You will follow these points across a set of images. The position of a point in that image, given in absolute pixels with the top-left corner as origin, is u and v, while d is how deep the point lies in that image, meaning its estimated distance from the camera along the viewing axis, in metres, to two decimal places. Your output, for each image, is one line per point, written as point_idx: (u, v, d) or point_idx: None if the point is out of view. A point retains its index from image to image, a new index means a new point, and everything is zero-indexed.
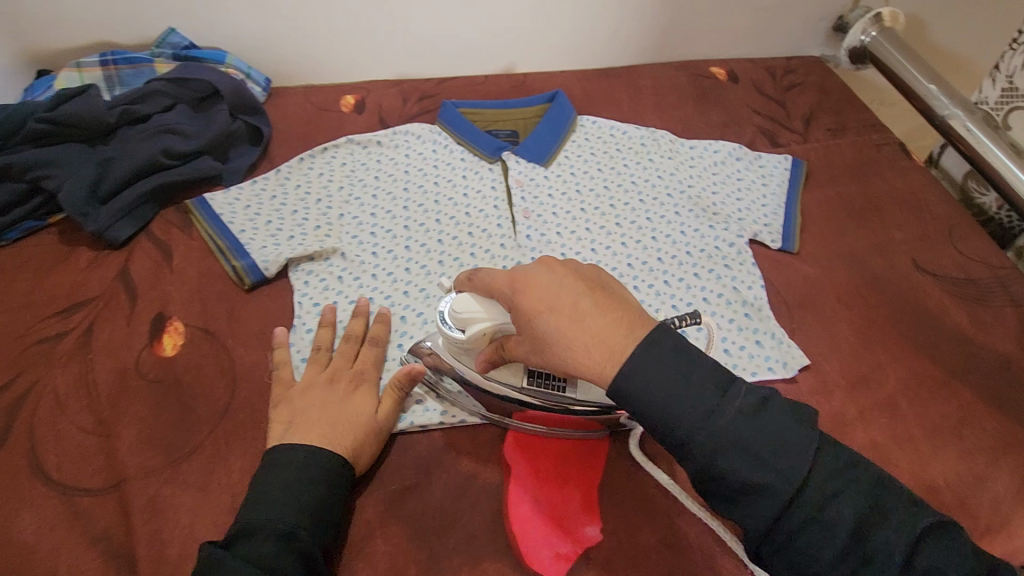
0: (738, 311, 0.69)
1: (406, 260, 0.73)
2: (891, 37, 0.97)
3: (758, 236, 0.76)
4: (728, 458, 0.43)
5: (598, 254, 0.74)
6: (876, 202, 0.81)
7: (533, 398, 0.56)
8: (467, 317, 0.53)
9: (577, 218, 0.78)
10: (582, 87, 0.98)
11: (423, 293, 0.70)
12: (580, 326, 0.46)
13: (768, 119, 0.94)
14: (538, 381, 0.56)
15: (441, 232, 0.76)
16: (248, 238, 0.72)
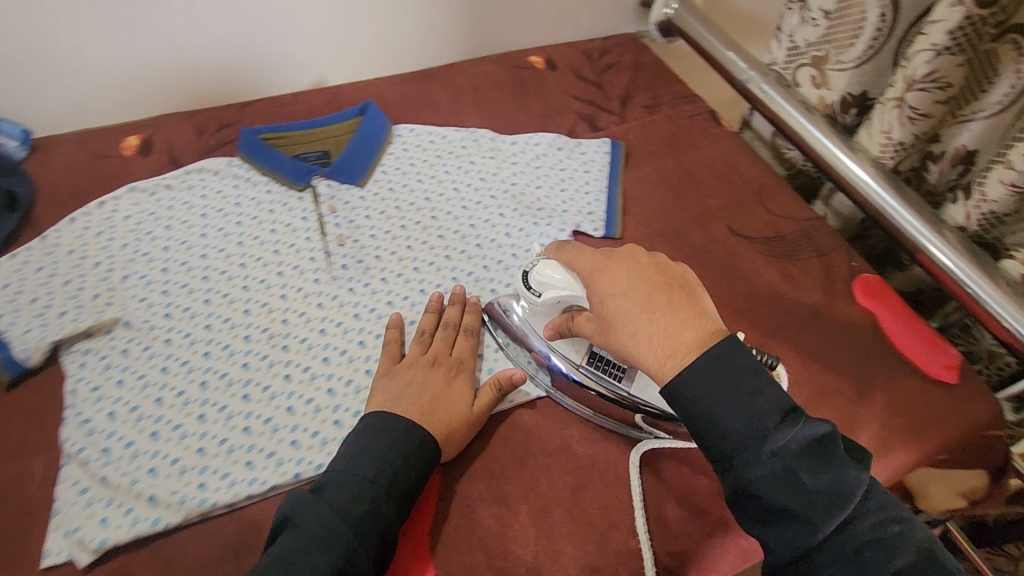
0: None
1: (205, 316, 0.65)
2: (690, 9, 0.99)
3: (581, 226, 0.76)
4: (769, 478, 0.46)
5: (421, 273, 0.70)
6: (692, 174, 0.84)
7: (589, 378, 0.60)
8: (549, 277, 0.60)
9: (398, 237, 0.74)
10: (398, 92, 0.93)
11: (227, 351, 0.62)
12: (648, 323, 0.51)
13: (587, 104, 0.94)
14: (596, 365, 0.60)
15: (245, 277, 0.69)
16: (5, 325, 0.62)
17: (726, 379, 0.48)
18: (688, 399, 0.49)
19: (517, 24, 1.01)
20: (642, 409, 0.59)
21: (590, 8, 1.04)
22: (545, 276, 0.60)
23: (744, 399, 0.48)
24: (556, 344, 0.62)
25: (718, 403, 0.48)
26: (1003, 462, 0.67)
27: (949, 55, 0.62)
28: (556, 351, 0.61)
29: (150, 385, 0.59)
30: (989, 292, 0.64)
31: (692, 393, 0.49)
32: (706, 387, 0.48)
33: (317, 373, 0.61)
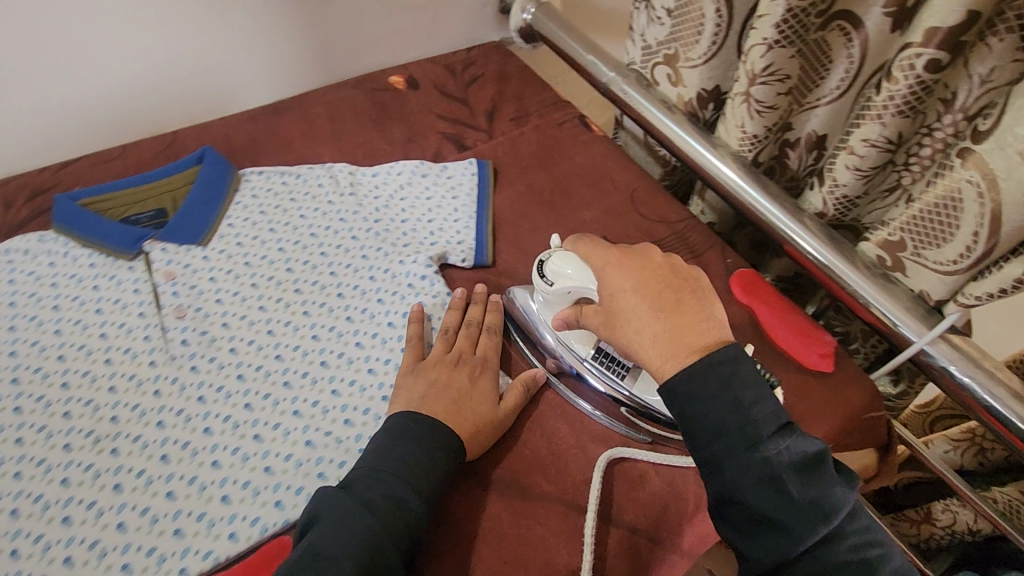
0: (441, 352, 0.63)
1: (15, 428, 0.56)
2: (548, 13, 0.97)
3: (449, 258, 0.72)
4: (755, 485, 0.45)
5: (276, 335, 0.64)
6: (564, 186, 0.81)
7: (592, 373, 0.61)
8: (561, 267, 0.60)
9: (247, 299, 0.67)
10: (245, 132, 0.85)
11: (42, 466, 0.54)
12: (656, 322, 0.51)
13: (453, 123, 0.89)
14: (600, 361, 0.61)
15: (63, 372, 0.60)
16: None
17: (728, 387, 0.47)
18: (687, 405, 0.48)
19: (370, 44, 0.94)
20: (641, 410, 0.60)
21: (446, 19, 0.99)
22: (557, 266, 0.61)
23: (744, 411, 0.46)
24: (566, 339, 0.62)
25: (716, 413, 0.47)
26: (884, 437, 0.69)
27: (781, 48, 0.62)
28: (564, 344, 0.62)
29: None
30: (852, 273, 0.64)
31: (690, 396, 0.47)
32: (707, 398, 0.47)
33: (154, 477, 0.54)
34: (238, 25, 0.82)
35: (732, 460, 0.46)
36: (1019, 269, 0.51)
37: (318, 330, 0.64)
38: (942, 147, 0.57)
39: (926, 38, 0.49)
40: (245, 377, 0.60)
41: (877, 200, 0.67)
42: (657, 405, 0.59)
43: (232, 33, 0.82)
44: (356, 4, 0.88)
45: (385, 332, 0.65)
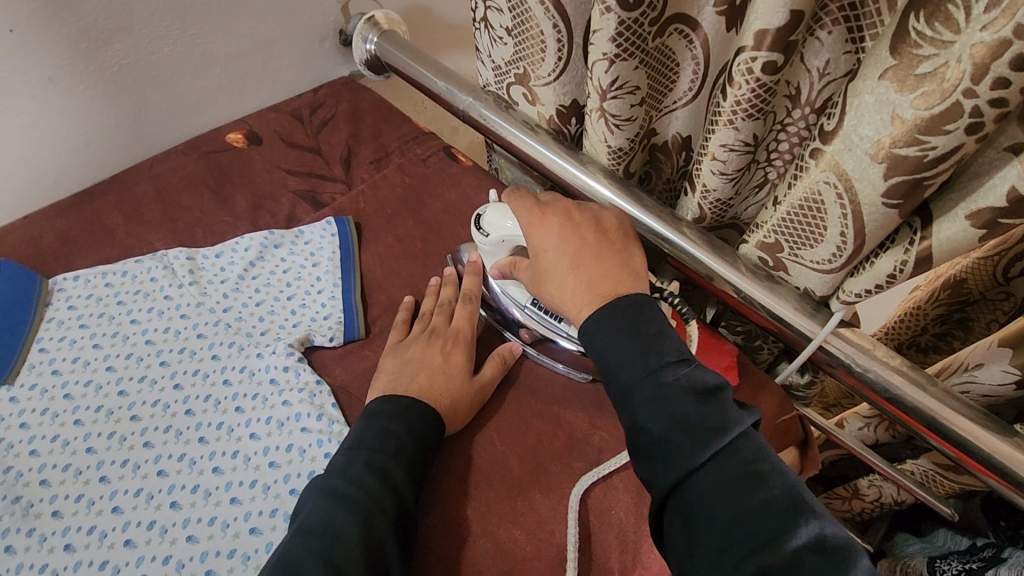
0: (315, 456, 0.55)
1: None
2: (391, 40, 0.89)
3: (314, 340, 0.63)
4: (655, 410, 0.46)
5: (112, 481, 0.53)
6: (435, 228, 0.74)
7: (531, 319, 0.61)
8: (498, 221, 0.60)
9: (70, 442, 0.55)
10: (55, 229, 0.73)
11: None
12: (574, 276, 0.54)
13: (305, 178, 0.80)
14: (538, 306, 0.61)
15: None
16: None
17: (634, 323, 0.50)
18: (597, 343, 0.51)
19: (195, 101, 0.83)
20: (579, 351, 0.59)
21: (280, 61, 0.89)
22: (494, 219, 0.60)
23: (648, 340, 0.49)
24: (507, 288, 0.63)
25: (619, 346, 0.49)
26: (801, 433, 0.67)
27: (623, 61, 0.58)
28: (505, 294, 0.63)
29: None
30: (738, 279, 0.61)
31: (598, 334, 0.51)
32: (613, 339, 0.50)
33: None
34: (16, 107, 0.69)
35: (640, 386, 0.48)
36: (890, 264, 0.49)
37: (165, 462, 0.54)
38: (798, 140, 0.55)
39: (758, 41, 0.46)
40: (72, 547, 0.50)
41: (749, 197, 0.65)
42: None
43: (12, 119, 0.69)
44: (164, 62, 0.77)
45: (247, 446, 0.56)
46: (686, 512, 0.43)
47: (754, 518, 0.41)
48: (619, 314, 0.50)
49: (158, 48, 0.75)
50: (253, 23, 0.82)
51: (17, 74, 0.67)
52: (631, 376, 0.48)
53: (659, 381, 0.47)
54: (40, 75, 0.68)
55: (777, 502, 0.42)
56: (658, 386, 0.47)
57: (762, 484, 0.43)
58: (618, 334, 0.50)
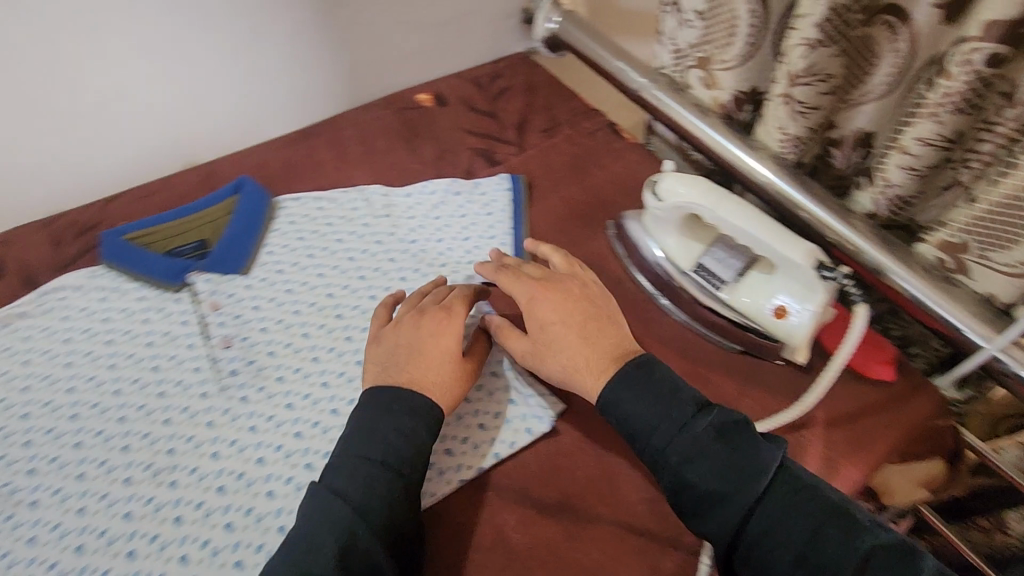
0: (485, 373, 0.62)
1: (76, 463, 0.57)
2: (573, 21, 0.96)
3: (487, 276, 0.71)
4: (694, 470, 0.50)
5: (322, 362, 0.64)
6: (598, 196, 0.80)
7: (690, 283, 0.65)
8: (673, 187, 0.62)
9: (291, 326, 0.67)
10: (280, 158, 0.87)
11: (105, 502, 0.55)
12: (583, 346, 0.59)
13: (483, 138, 0.88)
14: (699, 275, 0.65)
15: (120, 405, 0.61)
16: None
17: (650, 382, 0.55)
18: (622, 408, 0.54)
19: (396, 62, 0.94)
20: (734, 320, 0.63)
21: (470, 33, 0.98)
22: (671, 187, 0.63)
23: (672, 400, 0.53)
24: (668, 252, 0.67)
25: (648, 403, 0.54)
26: (951, 444, 0.66)
27: (823, 48, 0.61)
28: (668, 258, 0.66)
29: (18, 563, 0.52)
30: (912, 278, 0.61)
31: (621, 399, 0.55)
32: (642, 399, 0.54)
33: (212, 508, 0.55)
34: (268, 52, 0.83)
35: (674, 440, 0.52)
36: None
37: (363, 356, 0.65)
38: (1005, 142, 0.53)
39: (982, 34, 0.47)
40: (292, 407, 0.61)
41: (932, 198, 0.64)
42: (750, 315, 0.62)
43: (262, 61, 0.83)
44: (381, 24, 0.88)
45: None
46: (745, 551, 0.49)
47: (812, 541, 0.48)
48: (636, 372, 0.55)
49: (379, 10, 0.86)
50: None
51: (277, 25, 0.81)
52: (663, 438, 0.52)
53: (687, 430, 0.52)
54: (290, 25, 0.82)
55: (831, 527, 0.48)
56: (693, 435, 0.52)
57: (810, 502, 0.49)
58: (642, 396, 0.54)
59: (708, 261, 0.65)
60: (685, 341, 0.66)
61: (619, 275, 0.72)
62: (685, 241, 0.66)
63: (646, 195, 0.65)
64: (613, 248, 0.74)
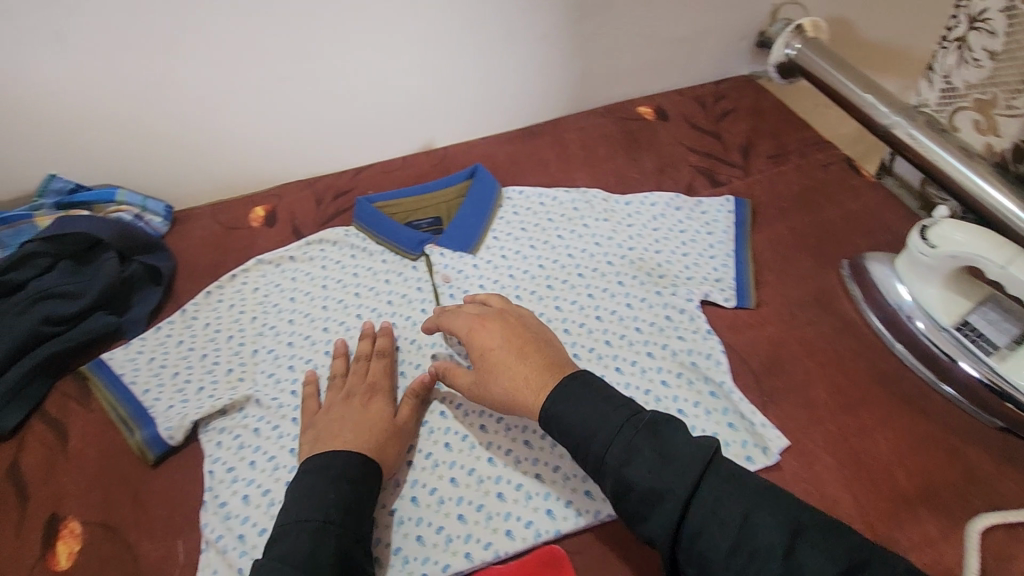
0: (700, 392, 0.61)
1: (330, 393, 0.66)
2: (817, 49, 0.92)
3: (709, 295, 0.69)
4: (633, 468, 0.48)
5: None
6: (831, 233, 0.75)
7: (949, 345, 0.60)
8: (947, 233, 0.58)
9: None
10: (506, 153, 0.93)
11: None
12: (522, 365, 0.58)
13: (705, 157, 0.87)
14: (961, 333, 0.60)
15: (366, 351, 0.69)
16: (153, 399, 0.65)
17: (597, 393, 0.53)
18: (566, 418, 0.52)
19: (625, 74, 0.96)
20: (995, 389, 0.57)
21: (702, 52, 0.98)
22: (947, 234, 0.58)
23: (612, 410, 0.51)
24: (924, 305, 0.62)
25: (593, 413, 0.52)
26: None
27: None
28: (923, 312, 0.62)
29: (282, 467, 0.60)
30: None
31: (565, 411, 0.53)
32: (574, 410, 0.52)
33: (439, 459, 0.62)
34: (516, 54, 0.88)
35: (614, 442, 0.49)
36: None
37: (579, 350, 0.66)
38: None
39: None
40: None
41: None
42: (1023, 388, 0.55)
43: (509, 62, 0.89)
44: (621, 36, 0.91)
45: (644, 361, 0.65)
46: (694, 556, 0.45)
47: (764, 544, 0.43)
48: (581, 397, 0.53)
49: (623, 23, 0.89)
50: (697, 14, 0.92)
51: (529, 31, 0.86)
52: (608, 438, 0.50)
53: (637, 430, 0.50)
54: (541, 32, 0.86)
55: (765, 512, 0.45)
56: (618, 434, 0.50)
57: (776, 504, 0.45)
58: (586, 405, 0.52)
59: (975, 321, 0.60)
60: (927, 401, 0.60)
61: (851, 318, 0.67)
62: (949, 295, 0.61)
63: (912, 239, 0.61)
64: (847, 289, 0.69)
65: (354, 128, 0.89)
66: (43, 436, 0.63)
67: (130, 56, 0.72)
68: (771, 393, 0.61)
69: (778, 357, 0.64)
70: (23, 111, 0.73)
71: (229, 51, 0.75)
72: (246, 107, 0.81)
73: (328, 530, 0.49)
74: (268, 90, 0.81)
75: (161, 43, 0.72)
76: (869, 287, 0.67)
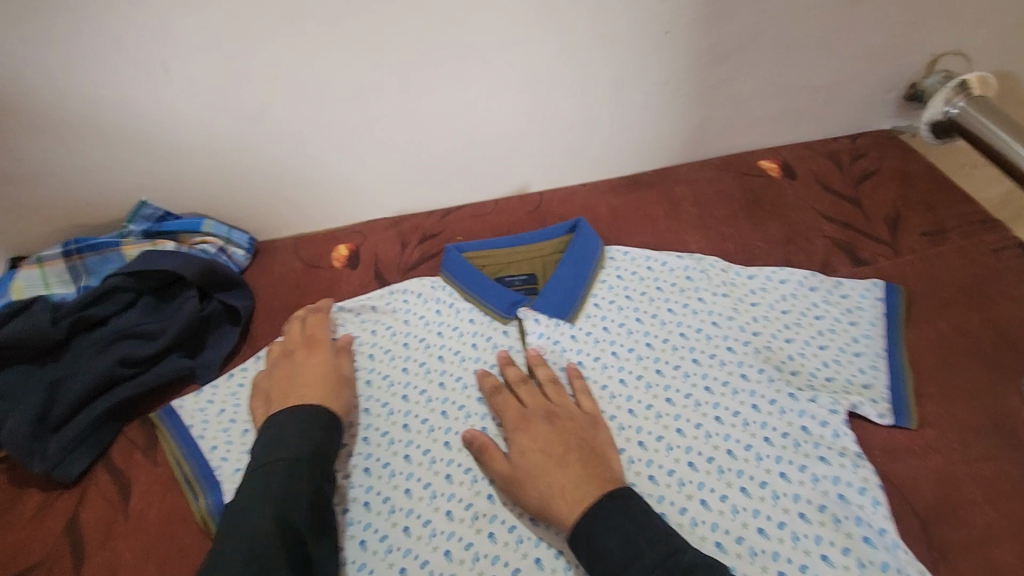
0: (851, 536, 0.50)
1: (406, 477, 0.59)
2: (986, 108, 0.79)
3: (859, 407, 0.58)
4: None
5: (648, 450, 0.58)
6: (1009, 339, 0.62)
7: None
8: None
9: (615, 396, 0.62)
10: (609, 205, 0.84)
11: (426, 532, 0.56)
12: (560, 472, 0.52)
13: (843, 227, 0.76)
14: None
15: (445, 429, 0.62)
16: (219, 459, 0.60)
17: (633, 517, 0.48)
18: (595, 538, 0.47)
19: (750, 124, 0.85)
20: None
21: (840, 103, 0.86)
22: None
23: (645, 534, 0.47)
24: None
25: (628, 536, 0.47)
26: None
27: None
28: None
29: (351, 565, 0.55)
30: None
31: (598, 534, 0.47)
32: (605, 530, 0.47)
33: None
34: (631, 99, 0.79)
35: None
36: None
37: (695, 457, 0.57)
38: None
39: None
40: None
41: None
42: None
43: (622, 107, 0.80)
44: (751, 84, 0.81)
45: (776, 483, 0.54)
46: None
47: None
48: (621, 520, 0.48)
49: (755, 69, 0.79)
50: (842, 62, 0.81)
51: (649, 75, 0.77)
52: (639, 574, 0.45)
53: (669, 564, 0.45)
54: (662, 77, 0.78)
55: None
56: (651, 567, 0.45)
57: None
58: (619, 526, 0.47)
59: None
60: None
61: None
62: None
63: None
64: None
65: (447, 169, 0.83)
66: (107, 489, 0.60)
67: (231, 88, 0.69)
68: (941, 547, 0.50)
69: (950, 499, 0.52)
70: (121, 139, 0.71)
71: (330, 86, 0.71)
72: (340, 142, 0.77)
73: (298, 473, 0.50)
74: (365, 126, 0.76)
75: (263, 76, 0.69)
76: None
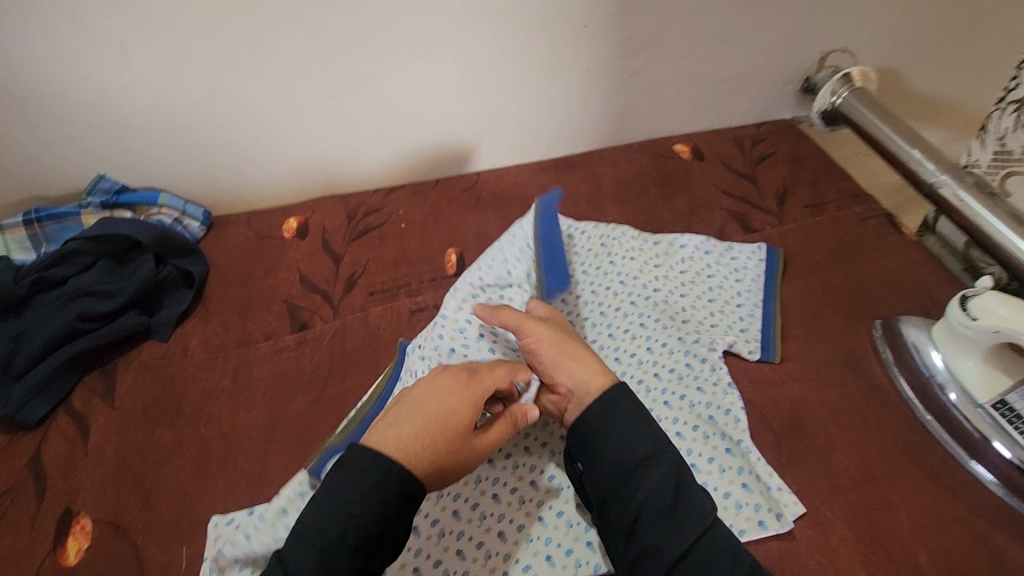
0: (717, 447, 0.60)
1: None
2: (864, 98, 0.90)
3: (735, 347, 0.68)
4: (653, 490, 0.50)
5: None
6: (865, 292, 0.73)
7: (991, 424, 0.58)
8: (991, 307, 0.55)
9: None
10: (538, 183, 0.93)
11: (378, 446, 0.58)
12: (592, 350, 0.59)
13: (739, 201, 0.86)
14: (998, 412, 0.58)
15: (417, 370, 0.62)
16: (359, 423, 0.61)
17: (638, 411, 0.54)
18: (603, 424, 0.53)
19: (665, 111, 0.95)
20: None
21: (744, 94, 0.97)
22: (991, 307, 0.55)
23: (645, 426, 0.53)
24: (961, 379, 0.61)
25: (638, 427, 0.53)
26: None
27: None
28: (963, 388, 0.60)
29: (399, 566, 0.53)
30: None
31: (609, 415, 0.53)
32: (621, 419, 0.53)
33: (573, 521, 0.57)
34: (556, 87, 0.88)
35: (651, 470, 0.51)
36: None
37: None
38: None
39: None
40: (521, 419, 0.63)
41: None
42: None
43: (549, 94, 0.89)
44: (665, 75, 0.90)
45: (660, 410, 0.63)
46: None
47: None
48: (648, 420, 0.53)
49: (666, 61, 0.89)
50: (742, 57, 0.92)
51: (571, 65, 0.86)
52: (637, 461, 0.51)
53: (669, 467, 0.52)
54: (583, 67, 0.87)
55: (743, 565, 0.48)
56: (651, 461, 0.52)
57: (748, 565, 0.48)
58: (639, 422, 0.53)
59: (1015, 401, 0.58)
60: (956, 479, 0.57)
61: (879, 382, 0.65)
62: (989, 373, 0.60)
63: (952, 308, 0.59)
64: (877, 351, 0.67)
65: (391, 149, 0.90)
66: (66, 430, 0.65)
67: (187, 71, 0.76)
68: (789, 455, 0.60)
69: (800, 418, 0.62)
70: (81, 115, 0.77)
71: (280, 69, 0.78)
72: (290, 121, 0.84)
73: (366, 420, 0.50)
74: (313, 108, 0.83)
75: (217, 59, 0.75)
76: (903, 354, 0.65)
